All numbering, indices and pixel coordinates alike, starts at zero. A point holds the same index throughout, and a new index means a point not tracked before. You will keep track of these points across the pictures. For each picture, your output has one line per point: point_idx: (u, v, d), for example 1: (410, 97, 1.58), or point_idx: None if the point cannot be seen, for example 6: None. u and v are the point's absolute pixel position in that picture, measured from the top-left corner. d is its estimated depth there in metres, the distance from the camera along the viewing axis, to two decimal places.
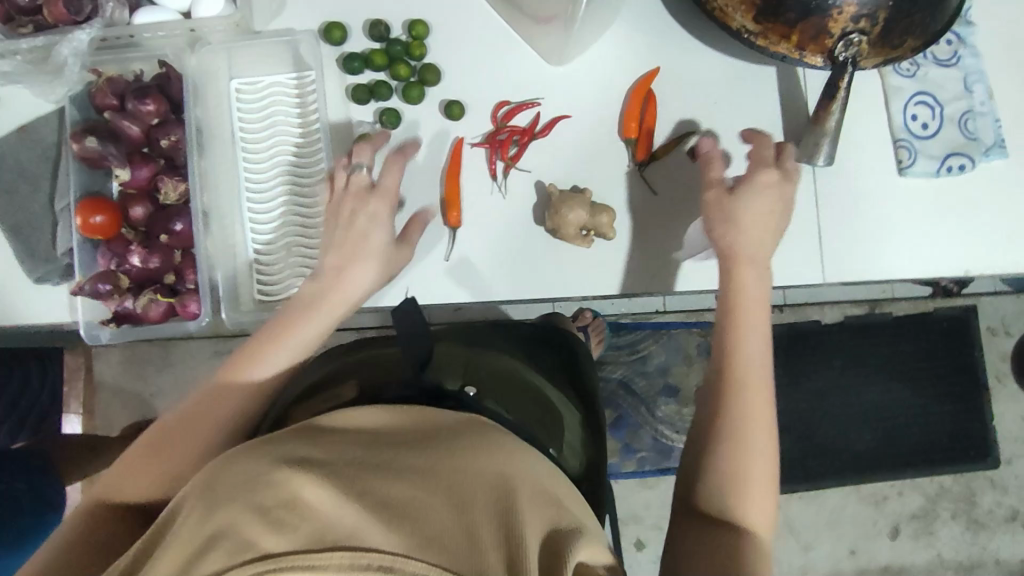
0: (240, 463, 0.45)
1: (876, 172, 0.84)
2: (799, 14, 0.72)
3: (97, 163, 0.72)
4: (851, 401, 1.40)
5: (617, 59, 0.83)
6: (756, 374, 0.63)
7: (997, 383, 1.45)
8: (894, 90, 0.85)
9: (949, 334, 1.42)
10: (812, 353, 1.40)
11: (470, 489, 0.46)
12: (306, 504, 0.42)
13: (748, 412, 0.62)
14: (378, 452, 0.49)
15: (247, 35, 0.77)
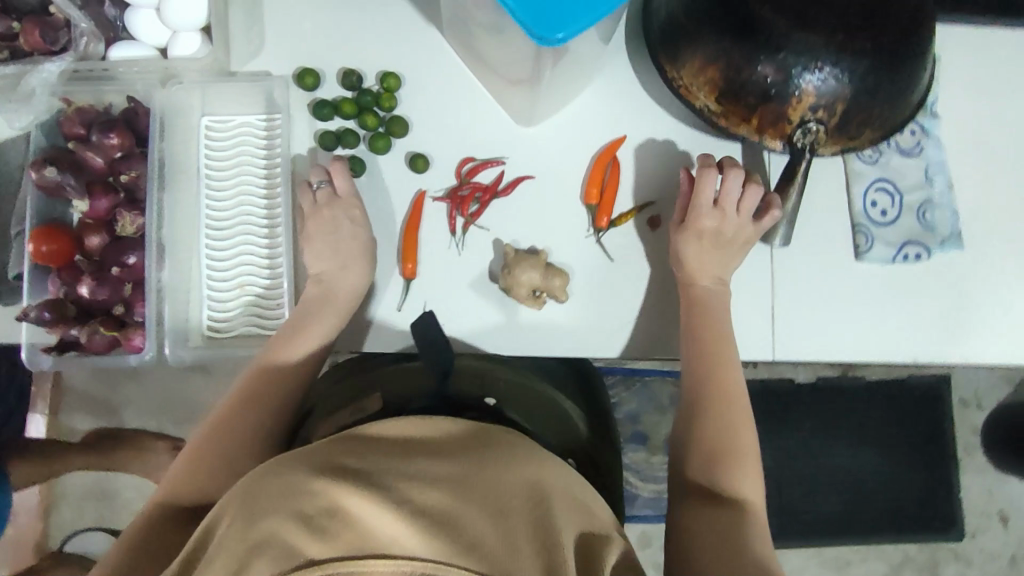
0: (281, 472, 0.48)
1: (835, 253, 0.85)
2: (758, 99, 0.75)
3: (57, 193, 0.74)
4: (817, 465, 1.39)
5: (585, 124, 0.84)
6: (735, 405, 0.73)
7: (968, 454, 1.44)
8: (856, 175, 0.86)
9: (921, 403, 1.42)
10: (784, 413, 1.39)
11: (503, 497, 0.50)
12: (351, 516, 0.46)
13: (727, 427, 0.71)
14: (410, 458, 0.52)
15: (222, 76, 0.79)
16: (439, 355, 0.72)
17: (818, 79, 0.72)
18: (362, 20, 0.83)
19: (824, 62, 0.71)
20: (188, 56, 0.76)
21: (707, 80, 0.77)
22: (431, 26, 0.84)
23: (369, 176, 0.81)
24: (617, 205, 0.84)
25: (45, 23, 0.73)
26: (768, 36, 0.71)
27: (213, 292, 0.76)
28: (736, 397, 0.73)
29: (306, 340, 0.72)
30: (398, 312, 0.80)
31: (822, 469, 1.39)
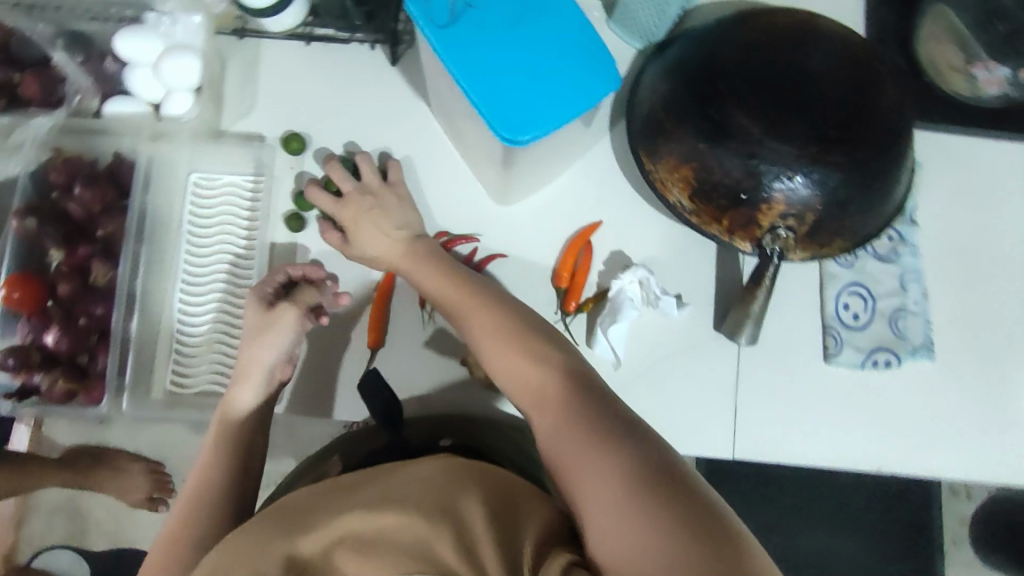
0: (239, 539, 0.54)
1: (804, 353, 0.84)
2: (729, 202, 0.75)
3: (35, 242, 0.76)
4: (793, 546, 1.37)
5: (564, 206, 0.85)
6: (490, 334, 0.66)
7: (954, 546, 1.41)
8: (830, 277, 0.86)
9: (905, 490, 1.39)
10: (761, 492, 1.37)
11: (450, 498, 0.55)
12: (298, 557, 0.52)
13: (502, 358, 0.64)
14: (355, 488, 0.58)
15: (213, 139, 0.82)
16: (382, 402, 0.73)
17: (790, 187, 0.73)
18: (353, 89, 0.85)
19: (796, 172, 0.72)
20: (179, 116, 0.77)
21: (681, 177, 0.78)
22: (420, 100, 0.86)
23: None
24: (587, 289, 0.84)
25: (45, 76, 0.76)
26: (742, 142, 0.73)
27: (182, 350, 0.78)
28: (508, 320, 0.66)
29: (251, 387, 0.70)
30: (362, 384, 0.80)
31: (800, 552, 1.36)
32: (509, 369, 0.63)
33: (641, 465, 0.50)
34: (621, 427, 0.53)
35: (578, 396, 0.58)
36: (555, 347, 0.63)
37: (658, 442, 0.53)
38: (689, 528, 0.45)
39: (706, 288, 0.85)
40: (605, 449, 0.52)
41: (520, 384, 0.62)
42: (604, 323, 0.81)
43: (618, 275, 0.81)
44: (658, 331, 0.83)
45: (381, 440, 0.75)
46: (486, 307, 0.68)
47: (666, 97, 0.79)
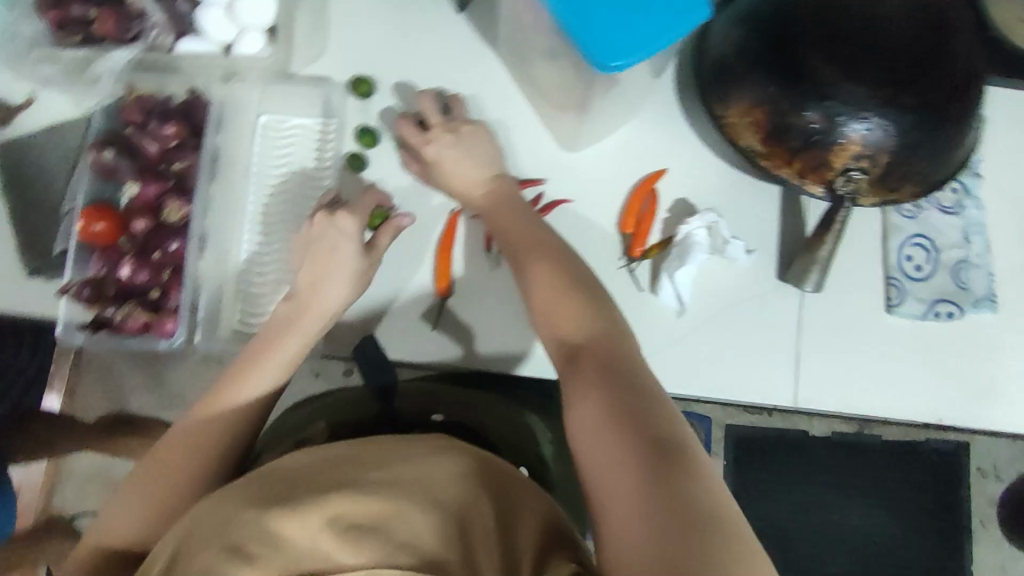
0: (225, 505, 0.55)
1: (865, 305, 0.84)
2: (801, 144, 0.75)
3: (111, 175, 0.76)
4: None
5: (628, 155, 0.85)
6: (542, 288, 0.65)
7: None
8: (894, 228, 0.86)
9: (941, 472, 1.37)
10: None
11: (433, 492, 0.58)
12: (283, 538, 0.51)
13: (555, 322, 0.63)
14: (347, 474, 0.59)
15: (282, 79, 0.83)
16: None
17: (865, 128, 0.73)
18: (422, 35, 0.86)
19: (870, 113, 0.72)
20: (251, 56, 0.78)
21: (752, 121, 0.78)
22: (487, 46, 0.86)
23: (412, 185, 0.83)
24: (652, 237, 0.84)
25: (120, 12, 0.76)
26: (815, 84, 0.73)
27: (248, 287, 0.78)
28: (553, 276, 0.65)
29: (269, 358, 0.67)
30: (432, 331, 0.82)
31: (837, 534, 1.29)
32: (557, 327, 0.62)
33: (650, 449, 0.50)
34: (638, 404, 0.53)
35: (608, 367, 0.57)
36: (599, 312, 0.62)
37: (673, 424, 0.52)
38: (684, 521, 0.45)
39: (768, 237, 0.85)
40: (619, 425, 0.52)
41: (559, 343, 0.62)
42: (671, 267, 0.81)
43: (686, 221, 0.81)
44: (722, 277, 0.83)
45: (374, 410, 0.78)
46: (532, 263, 0.67)
47: (739, 41, 0.79)
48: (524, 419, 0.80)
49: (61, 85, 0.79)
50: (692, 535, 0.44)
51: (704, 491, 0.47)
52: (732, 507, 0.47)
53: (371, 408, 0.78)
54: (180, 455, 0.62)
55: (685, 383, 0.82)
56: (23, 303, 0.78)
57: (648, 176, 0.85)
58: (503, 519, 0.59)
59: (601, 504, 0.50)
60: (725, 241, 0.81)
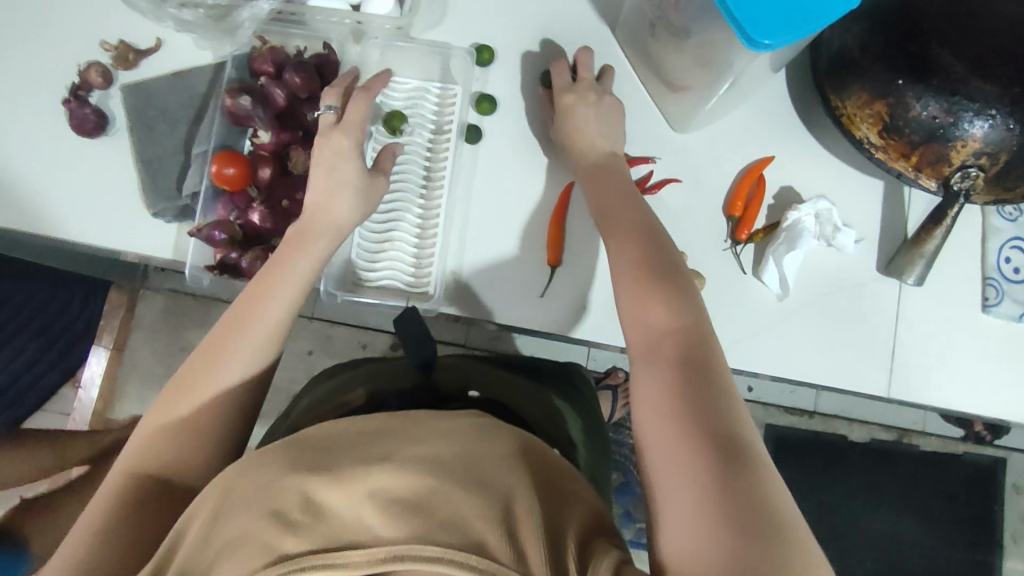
0: (257, 471, 0.53)
1: (962, 303, 0.85)
2: (922, 138, 0.76)
3: (242, 120, 0.78)
4: (855, 527, 1.39)
5: (737, 140, 0.86)
6: (625, 276, 0.61)
7: (1013, 542, 1.41)
8: (993, 231, 0.86)
9: (971, 482, 1.40)
10: (833, 468, 1.39)
11: (479, 465, 0.52)
12: (322, 507, 0.49)
13: (637, 299, 0.59)
14: (386, 443, 0.53)
15: (404, 39, 0.83)
16: (423, 347, 0.71)
17: (985, 127, 0.73)
18: (540, 7, 0.86)
19: (996, 112, 0.72)
20: (380, 13, 0.80)
21: (872, 113, 0.78)
22: (603, 23, 0.87)
23: (529, 154, 0.84)
24: (757, 222, 0.85)
25: None
26: (944, 80, 0.72)
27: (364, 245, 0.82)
28: (637, 264, 0.61)
29: (278, 282, 0.65)
30: (540, 298, 0.82)
31: (854, 528, 1.38)
32: (638, 311, 0.58)
33: (715, 449, 0.47)
34: (708, 402, 0.50)
35: (685, 357, 0.53)
36: (686, 298, 0.58)
37: (742, 430, 0.49)
38: (746, 533, 0.43)
39: (872, 230, 0.85)
40: (682, 421, 0.49)
41: (638, 326, 0.58)
42: (778, 252, 0.82)
43: (795, 207, 0.83)
44: (824, 267, 0.84)
45: (409, 380, 0.74)
46: (618, 253, 0.64)
47: (863, 34, 0.78)
48: (558, 400, 0.76)
49: (198, 33, 0.80)
50: (752, 550, 0.42)
51: (768, 504, 0.45)
52: (796, 520, 0.45)
53: (405, 379, 0.74)
54: (199, 395, 0.60)
55: (779, 366, 0.83)
56: (145, 243, 0.79)
57: (758, 161, 0.85)
58: (550, 492, 0.52)
59: (657, 503, 0.49)
60: (834, 229, 0.82)
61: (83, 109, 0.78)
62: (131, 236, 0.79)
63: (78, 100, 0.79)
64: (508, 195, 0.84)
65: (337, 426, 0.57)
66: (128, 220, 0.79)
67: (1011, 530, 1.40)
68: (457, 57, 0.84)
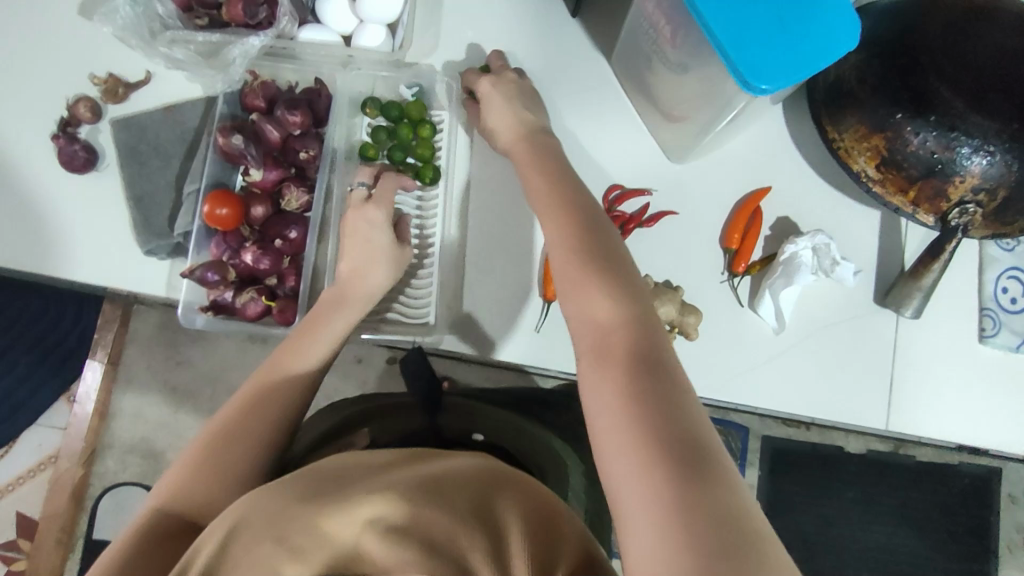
0: (266, 494, 0.51)
1: (959, 332, 0.85)
2: (920, 173, 0.75)
3: (234, 159, 0.78)
4: (851, 538, 1.39)
5: (735, 170, 0.86)
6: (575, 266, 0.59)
7: (1008, 552, 1.41)
8: (990, 260, 0.86)
9: (967, 493, 1.40)
10: (830, 481, 1.39)
11: (481, 501, 0.52)
12: (327, 532, 0.47)
13: (584, 290, 0.58)
14: (398, 472, 0.53)
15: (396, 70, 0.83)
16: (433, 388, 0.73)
17: (985, 163, 0.72)
18: (535, 36, 0.85)
19: (995, 148, 0.70)
20: (370, 47, 0.80)
21: (870, 146, 0.78)
22: (598, 53, 0.86)
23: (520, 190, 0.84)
24: (753, 253, 0.85)
25: None
26: (942, 115, 0.71)
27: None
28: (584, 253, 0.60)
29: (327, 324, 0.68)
30: (535, 334, 0.80)
31: (850, 539, 1.39)
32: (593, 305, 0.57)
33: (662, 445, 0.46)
34: (660, 389, 0.50)
35: (634, 349, 0.53)
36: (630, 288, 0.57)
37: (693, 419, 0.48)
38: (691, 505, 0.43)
39: (869, 262, 0.85)
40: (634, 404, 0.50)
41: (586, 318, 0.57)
42: (775, 285, 0.82)
43: (793, 241, 0.82)
44: (821, 298, 0.84)
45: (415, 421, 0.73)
46: (561, 245, 0.61)
47: (860, 66, 0.77)
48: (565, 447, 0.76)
49: (189, 72, 0.78)
50: (715, 548, 0.41)
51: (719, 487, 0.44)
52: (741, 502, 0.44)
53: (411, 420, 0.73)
54: (262, 419, 0.61)
55: (778, 398, 0.83)
56: (136, 280, 0.78)
57: (753, 194, 0.84)
58: (544, 529, 0.51)
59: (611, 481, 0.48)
60: (832, 262, 0.82)
61: (72, 145, 0.77)
62: (123, 273, 0.78)
63: (66, 136, 0.77)
64: (503, 230, 0.82)
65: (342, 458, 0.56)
66: (119, 257, 0.78)
67: (1007, 540, 1.41)
68: (441, 83, 0.84)
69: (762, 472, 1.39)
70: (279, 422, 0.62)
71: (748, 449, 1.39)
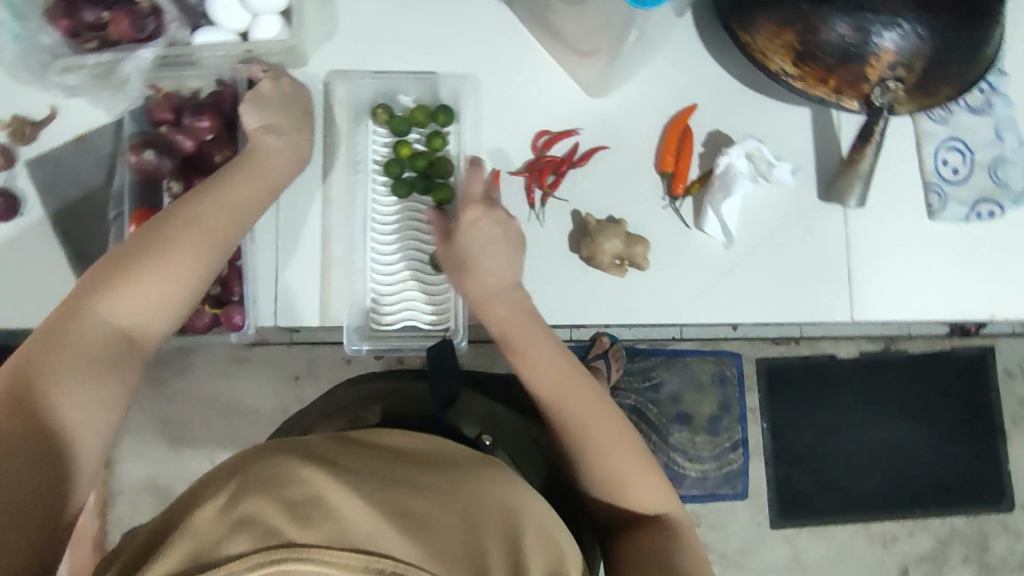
0: (265, 459, 0.46)
1: (907, 213, 0.85)
2: (837, 60, 0.74)
3: (151, 176, 0.77)
4: (858, 440, 1.40)
5: (657, 93, 0.85)
6: (610, 453, 0.63)
7: (1014, 427, 1.43)
8: (926, 135, 0.86)
9: (965, 375, 1.42)
10: (827, 389, 1.39)
11: (475, 511, 0.50)
12: (332, 507, 0.43)
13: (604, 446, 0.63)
14: (413, 471, 0.51)
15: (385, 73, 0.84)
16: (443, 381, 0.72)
17: (898, 37, 0.71)
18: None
19: (904, 20, 0.71)
20: (265, 39, 0.78)
21: (783, 43, 0.76)
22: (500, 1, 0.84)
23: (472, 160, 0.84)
24: (691, 173, 0.84)
25: (132, 11, 0.73)
26: None
27: (378, 289, 0.82)
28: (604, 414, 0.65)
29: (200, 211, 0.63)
30: None
31: (858, 442, 1.40)
32: (631, 491, 0.65)
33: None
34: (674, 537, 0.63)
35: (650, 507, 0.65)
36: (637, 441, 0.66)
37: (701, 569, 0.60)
38: None
39: (807, 159, 0.85)
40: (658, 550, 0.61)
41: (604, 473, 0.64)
42: (715, 200, 0.82)
43: (726, 151, 0.82)
44: (767, 204, 0.84)
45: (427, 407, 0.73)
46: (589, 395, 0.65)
47: None
48: None
49: (86, 96, 0.78)
50: None
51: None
52: None
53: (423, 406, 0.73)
54: (120, 305, 0.56)
55: (743, 312, 0.83)
56: None
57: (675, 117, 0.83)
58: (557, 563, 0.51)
59: None
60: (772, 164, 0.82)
61: None
62: None
63: None
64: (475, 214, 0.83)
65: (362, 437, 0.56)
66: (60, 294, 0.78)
67: (1011, 415, 1.43)
68: (447, 85, 0.85)
69: (762, 392, 1.39)
70: (148, 307, 0.58)
71: (744, 373, 1.39)
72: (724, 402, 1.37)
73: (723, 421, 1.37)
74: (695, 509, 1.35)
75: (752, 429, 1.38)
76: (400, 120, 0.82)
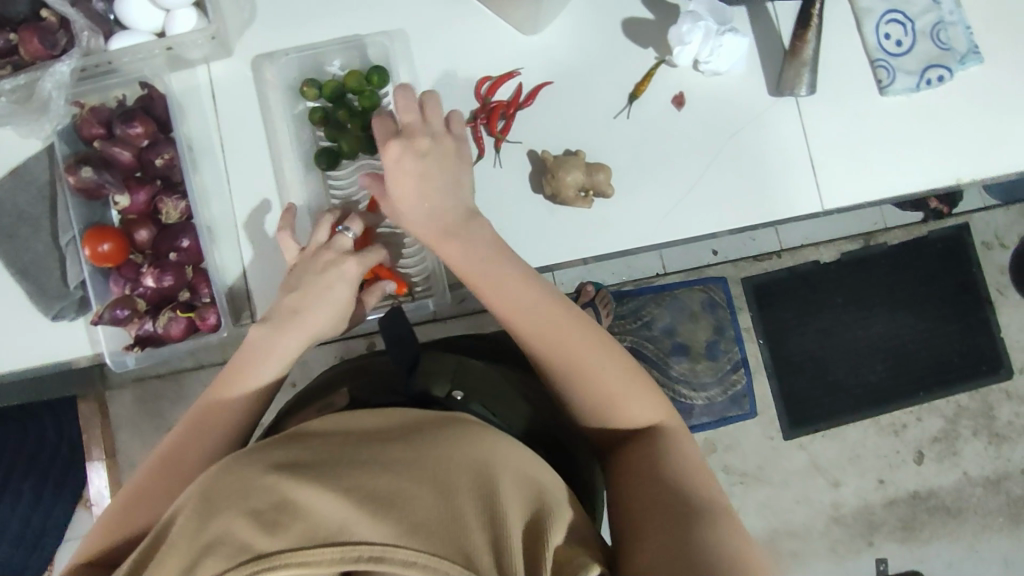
0: (231, 473, 0.46)
1: (858, 94, 0.85)
2: None
3: (95, 192, 0.75)
4: (853, 338, 1.42)
5: (591, 17, 0.83)
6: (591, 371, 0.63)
7: (1000, 296, 1.46)
8: (864, 12, 0.85)
9: (945, 256, 1.43)
10: (814, 294, 1.40)
11: (446, 472, 0.47)
12: (303, 506, 0.43)
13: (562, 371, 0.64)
14: (383, 441, 0.50)
15: (308, 46, 0.81)
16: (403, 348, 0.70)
17: None
18: None
19: None
20: (186, 32, 0.74)
21: None
22: None
23: None
24: (635, 76, 0.83)
25: (40, 28, 0.71)
26: None
27: None
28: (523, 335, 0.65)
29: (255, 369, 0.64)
30: None
31: (853, 340, 1.42)
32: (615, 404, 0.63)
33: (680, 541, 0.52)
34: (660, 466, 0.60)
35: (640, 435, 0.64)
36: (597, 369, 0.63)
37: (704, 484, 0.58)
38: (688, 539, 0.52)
39: (752, 57, 0.84)
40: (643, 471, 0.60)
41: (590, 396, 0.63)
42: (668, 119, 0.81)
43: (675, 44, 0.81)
44: (721, 110, 0.84)
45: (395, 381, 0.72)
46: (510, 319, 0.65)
47: None
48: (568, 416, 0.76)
49: (12, 123, 0.75)
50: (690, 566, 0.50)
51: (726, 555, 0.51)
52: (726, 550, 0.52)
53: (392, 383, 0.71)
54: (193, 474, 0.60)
55: (715, 224, 0.83)
56: (58, 350, 0.77)
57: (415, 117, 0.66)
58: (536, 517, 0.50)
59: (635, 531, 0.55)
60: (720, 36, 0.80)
61: None
62: (46, 347, 0.77)
63: None
64: None
65: (323, 423, 0.53)
66: (28, 332, 0.76)
67: (994, 284, 1.45)
68: (374, 46, 0.82)
69: (751, 309, 1.39)
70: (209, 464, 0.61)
71: (733, 294, 1.39)
72: (719, 326, 1.37)
73: (720, 344, 1.36)
74: (710, 435, 1.36)
75: (749, 347, 1.39)
76: (332, 85, 0.80)
